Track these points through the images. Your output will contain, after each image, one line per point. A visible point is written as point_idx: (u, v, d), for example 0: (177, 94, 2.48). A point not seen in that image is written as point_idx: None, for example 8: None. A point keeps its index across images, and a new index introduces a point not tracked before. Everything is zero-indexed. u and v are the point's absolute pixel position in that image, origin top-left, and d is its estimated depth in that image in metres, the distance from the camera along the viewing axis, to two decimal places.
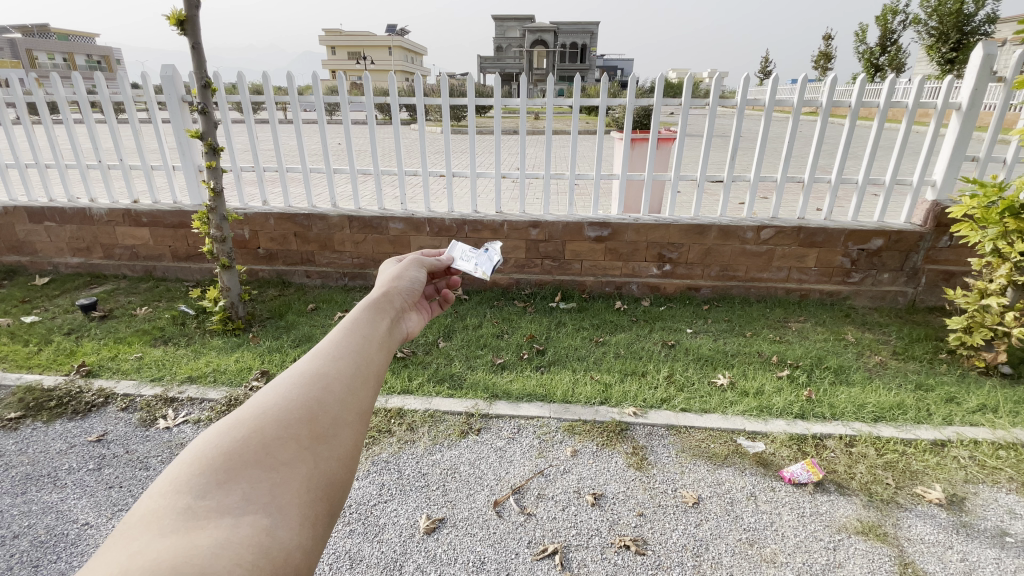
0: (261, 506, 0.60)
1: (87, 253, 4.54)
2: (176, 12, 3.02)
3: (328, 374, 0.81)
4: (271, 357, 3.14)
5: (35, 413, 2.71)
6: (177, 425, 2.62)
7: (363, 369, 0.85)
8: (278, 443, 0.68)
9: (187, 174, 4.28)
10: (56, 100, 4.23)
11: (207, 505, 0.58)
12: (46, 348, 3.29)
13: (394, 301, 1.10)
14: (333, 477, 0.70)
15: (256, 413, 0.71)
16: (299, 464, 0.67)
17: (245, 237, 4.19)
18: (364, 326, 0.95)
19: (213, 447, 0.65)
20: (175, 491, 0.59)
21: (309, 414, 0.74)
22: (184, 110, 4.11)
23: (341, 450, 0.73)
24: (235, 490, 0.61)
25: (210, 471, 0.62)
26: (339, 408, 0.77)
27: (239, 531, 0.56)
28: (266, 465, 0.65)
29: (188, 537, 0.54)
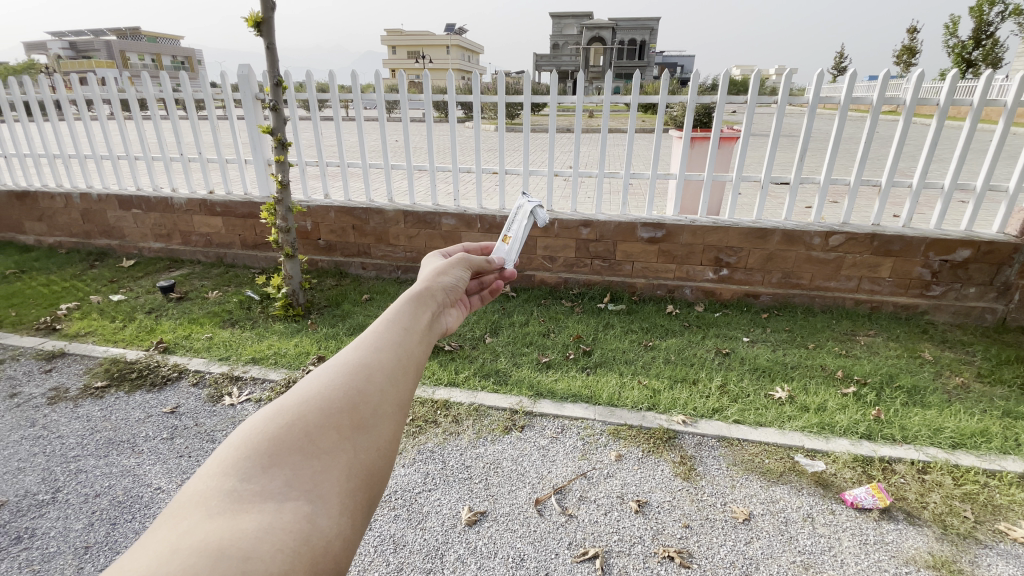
0: (303, 494, 0.57)
1: (167, 239, 4.91)
2: (254, 13, 3.20)
3: (372, 360, 0.76)
4: (327, 344, 3.29)
5: (119, 383, 2.97)
6: (240, 402, 2.79)
7: (406, 357, 0.80)
8: (320, 430, 0.64)
9: (257, 167, 4.54)
10: (145, 97, 4.58)
11: (251, 489, 0.56)
12: (130, 325, 3.60)
13: (438, 295, 1.03)
14: (376, 468, 0.66)
15: (299, 396, 0.67)
16: (341, 452, 0.63)
17: (307, 228, 4.40)
18: (409, 313, 0.89)
19: (258, 429, 0.62)
20: (221, 473, 0.57)
21: (352, 401, 0.69)
22: (257, 106, 4.35)
23: (382, 440, 0.68)
24: (278, 476, 0.58)
25: (255, 455, 0.60)
26: (381, 397, 0.72)
27: (281, 519, 0.54)
28: (308, 451, 0.61)
29: (230, 524, 0.51)
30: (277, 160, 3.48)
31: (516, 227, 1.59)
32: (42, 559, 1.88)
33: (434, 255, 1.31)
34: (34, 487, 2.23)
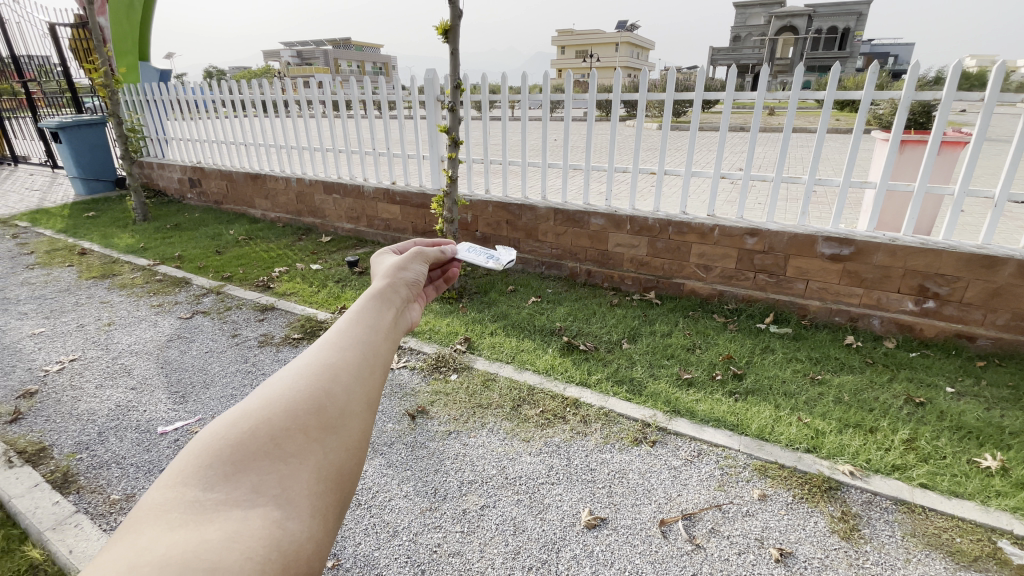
0: (272, 500, 0.54)
1: (355, 220, 5.75)
2: (444, 22, 3.55)
3: (343, 357, 0.73)
4: (473, 327, 3.54)
5: (309, 338, 3.59)
6: (397, 367, 3.16)
7: (381, 348, 0.78)
8: (286, 432, 0.61)
9: (432, 162, 5.04)
10: (351, 99, 5.39)
11: (212, 499, 0.52)
12: (322, 291, 4.31)
13: (408, 283, 1.00)
14: (352, 465, 0.63)
15: (265, 399, 0.65)
16: (313, 452, 0.61)
17: (467, 220, 4.74)
18: (377, 302, 0.88)
19: (219, 434, 0.59)
20: (175, 484, 0.53)
21: (322, 397, 0.66)
22: (437, 107, 4.83)
23: (356, 436, 0.66)
24: (242, 483, 0.54)
25: (218, 461, 0.56)
26: (352, 391, 0.69)
27: (251, 525, 0.50)
28: (276, 454, 0.58)
29: (191, 534, 0.48)
30: (449, 156, 3.83)
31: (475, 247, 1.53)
32: None
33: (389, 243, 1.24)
34: None
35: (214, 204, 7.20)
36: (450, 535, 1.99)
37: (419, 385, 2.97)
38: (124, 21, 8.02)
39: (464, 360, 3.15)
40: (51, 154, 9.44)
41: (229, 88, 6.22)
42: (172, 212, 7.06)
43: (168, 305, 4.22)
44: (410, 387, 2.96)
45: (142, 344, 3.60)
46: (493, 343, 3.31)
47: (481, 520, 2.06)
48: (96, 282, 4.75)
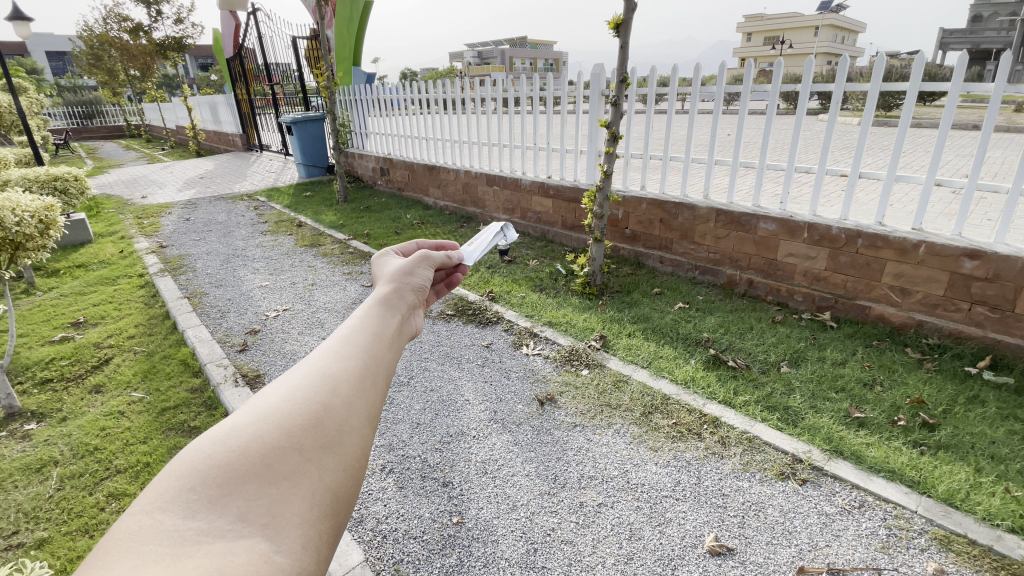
0: (260, 529, 0.54)
1: (510, 211, 6.08)
2: (616, 17, 3.53)
3: (336, 378, 0.74)
4: (611, 326, 3.50)
5: (460, 315, 3.94)
6: (533, 353, 3.30)
7: (372, 369, 0.79)
8: (275, 458, 0.61)
9: (589, 157, 5.06)
10: (520, 95, 5.67)
11: (196, 526, 0.52)
12: (475, 274, 4.67)
13: (408, 297, 1.01)
14: (338, 491, 0.64)
15: (256, 424, 0.64)
16: (301, 479, 0.61)
17: (618, 216, 4.67)
18: (376, 322, 0.89)
19: (204, 456, 0.59)
20: (159, 509, 0.53)
21: (313, 421, 0.67)
22: (601, 101, 4.82)
23: (344, 461, 0.67)
24: (229, 510, 0.54)
25: (205, 485, 0.56)
26: (342, 414, 0.70)
27: (237, 555, 0.50)
28: (266, 479, 0.59)
29: (175, 565, 0.47)
30: (606, 152, 3.81)
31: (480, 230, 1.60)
32: (393, 420, 2.74)
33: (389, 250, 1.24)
34: (400, 370, 3.25)
35: (396, 190, 8.24)
36: (565, 523, 2.04)
37: (552, 374, 3.06)
38: (346, 33, 9.56)
39: (598, 357, 3.15)
40: (285, 144, 11.77)
41: (418, 88, 7.02)
42: (364, 195, 8.27)
43: (354, 274, 4.99)
44: (542, 374, 3.06)
45: (332, 303, 4.34)
46: (630, 345, 3.25)
47: (597, 517, 2.06)
48: (305, 249, 5.83)
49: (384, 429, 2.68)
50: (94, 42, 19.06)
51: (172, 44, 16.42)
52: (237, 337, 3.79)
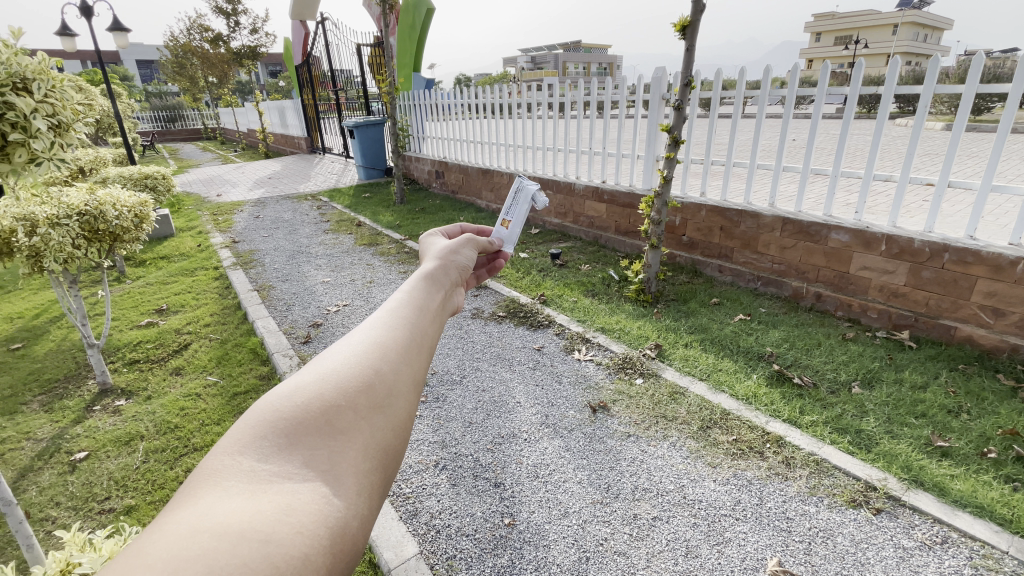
0: (321, 474, 0.54)
1: (563, 215, 6.06)
2: (683, 18, 3.45)
3: (387, 342, 0.73)
4: (667, 335, 3.42)
5: (512, 317, 3.96)
6: (585, 359, 3.27)
7: (419, 338, 0.78)
8: (334, 411, 0.60)
9: (647, 162, 4.97)
10: (577, 99, 5.65)
11: (268, 469, 0.52)
12: (527, 277, 4.69)
13: (451, 275, 1.00)
14: (390, 448, 0.63)
15: (317, 379, 0.64)
16: (357, 433, 0.60)
17: (675, 223, 4.55)
18: (423, 296, 0.88)
19: (270, 406, 0.59)
20: (237, 452, 0.54)
21: (367, 380, 0.66)
22: (662, 105, 4.73)
23: (396, 419, 0.65)
24: (295, 456, 0.54)
25: (273, 432, 0.56)
26: (394, 376, 0.69)
27: (302, 499, 0.50)
28: (326, 430, 0.58)
29: (250, 501, 0.48)
30: (666, 156, 3.73)
31: (515, 210, 1.55)
32: (446, 419, 2.79)
33: (433, 235, 1.24)
34: (453, 368, 3.31)
35: (450, 192, 8.41)
36: (619, 534, 2.01)
37: (605, 381, 3.01)
38: (408, 39, 9.89)
39: (653, 367, 3.08)
40: (347, 146, 12.29)
41: (475, 92, 7.14)
42: (419, 197, 8.49)
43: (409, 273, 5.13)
44: (595, 381, 3.03)
45: None
46: (687, 355, 3.15)
47: (652, 530, 2.01)
48: (364, 248, 6.05)
49: (437, 426, 2.73)
50: (179, 51, 20.62)
51: (247, 52, 17.51)
52: (301, 330, 3.99)
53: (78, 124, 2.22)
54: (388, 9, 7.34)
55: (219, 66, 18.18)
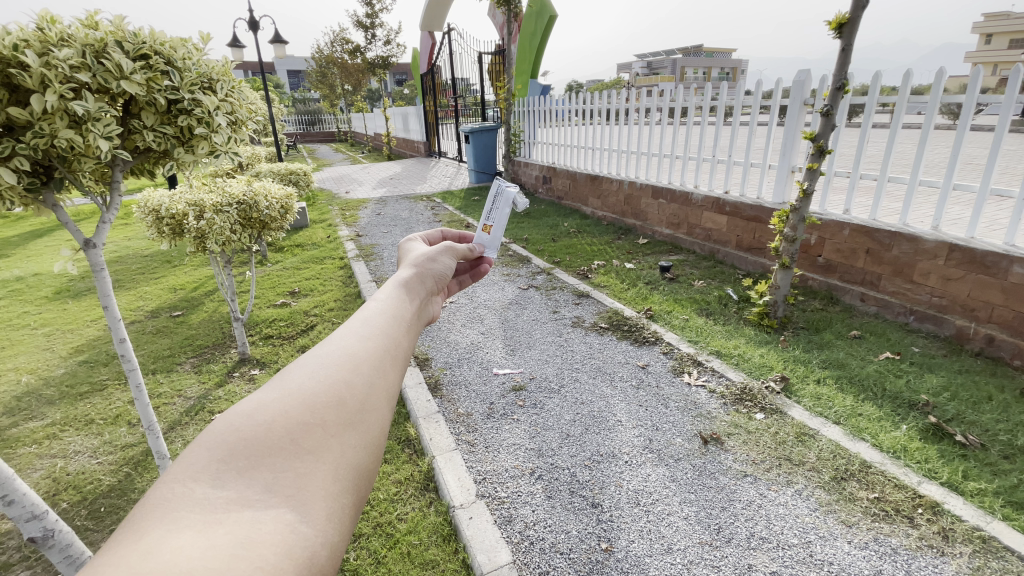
0: (286, 500, 0.48)
1: (676, 227, 5.74)
2: (840, 16, 3.07)
3: (356, 353, 0.68)
4: (794, 367, 3.06)
5: (615, 330, 3.81)
6: (696, 384, 3.03)
7: (393, 350, 0.73)
8: (300, 429, 0.55)
9: (780, 172, 4.53)
10: (703, 104, 5.32)
11: (228, 495, 0.47)
12: (634, 289, 4.50)
13: (426, 285, 1.00)
14: (362, 468, 0.58)
15: (282, 393, 0.59)
16: (325, 453, 0.55)
17: (810, 242, 4.09)
18: (396, 305, 0.85)
19: (231, 425, 0.54)
20: (191, 477, 0.48)
21: (338, 394, 0.61)
22: (802, 112, 4.28)
23: (366, 437, 0.60)
24: (257, 480, 0.49)
25: (232, 455, 0.51)
26: (366, 389, 0.64)
27: (264, 528, 0.45)
28: (294, 451, 0.53)
29: (205, 532, 0.42)
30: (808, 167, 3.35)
31: (495, 213, 1.48)
32: (542, 427, 2.74)
33: (412, 242, 1.22)
34: (552, 376, 3.25)
35: (557, 198, 8.41)
36: None
37: (718, 412, 2.76)
38: (529, 46, 10.08)
39: (776, 402, 2.76)
40: (462, 150, 12.85)
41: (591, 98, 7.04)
42: (526, 201, 8.60)
43: (513, 276, 5.19)
44: (707, 409, 2.79)
45: (492, 301, 4.55)
46: (819, 394, 2.78)
47: None
48: None
49: (534, 433, 2.69)
50: (324, 62, 23.07)
51: (380, 62, 19.08)
52: None
53: (248, 121, 2.50)
54: (513, 16, 7.51)
55: (355, 75, 20.04)
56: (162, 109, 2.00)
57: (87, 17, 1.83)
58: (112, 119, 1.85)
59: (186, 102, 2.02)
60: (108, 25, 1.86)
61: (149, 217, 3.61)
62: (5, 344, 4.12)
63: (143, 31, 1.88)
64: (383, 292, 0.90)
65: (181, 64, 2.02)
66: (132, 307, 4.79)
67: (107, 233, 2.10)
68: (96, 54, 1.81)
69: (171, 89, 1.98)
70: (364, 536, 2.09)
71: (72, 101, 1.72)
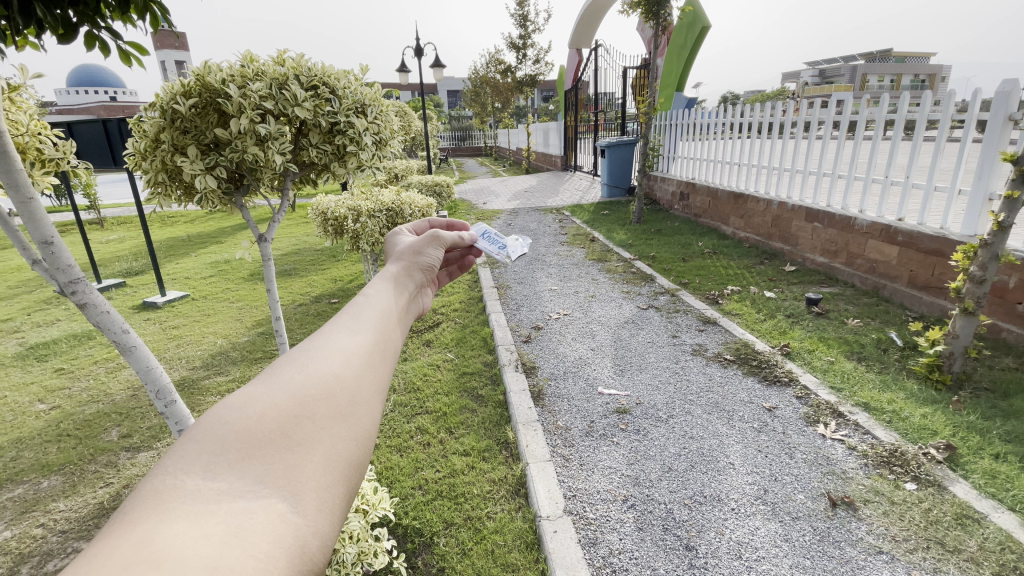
0: (276, 491, 0.56)
1: (833, 255, 5.06)
2: None
3: (344, 351, 0.79)
4: (967, 435, 2.49)
5: (741, 364, 3.49)
6: (832, 438, 2.64)
7: (379, 348, 0.85)
8: (289, 423, 0.64)
9: (973, 200, 3.75)
10: (874, 118, 4.64)
11: (219, 486, 0.54)
12: (769, 321, 4.07)
13: (414, 277, 1.17)
14: (350, 457, 0.67)
15: (272, 391, 0.67)
16: (315, 446, 0.63)
17: (1007, 285, 3.31)
18: (384, 303, 0.98)
19: (224, 421, 0.61)
20: (182, 471, 0.54)
21: (328, 390, 0.71)
22: (1009, 128, 3.50)
23: (355, 429, 0.70)
24: (248, 471, 0.56)
25: (223, 449, 0.58)
26: (354, 387, 0.74)
27: (254, 517, 0.51)
28: (284, 444, 0.61)
29: (198, 520, 0.49)
30: (1006, 195, 2.75)
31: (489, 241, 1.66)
32: (644, 455, 2.63)
33: (400, 236, 1.37)
34: (661, 405, 3.09)
35: (694, 216, 7.96)
36: None
37: (856, 473, 2.37)
38: (676, 59, 9.75)
39: (934, 473, 2.29)
40: (598, 165, 12.85)
41: (738, 111, 6.57)
42: (659, 218, 8.28)
43: (632, 294, 5.05)
44: (842, 468, 2.41)
45: (607, 318, 4.47)
46: (996, 472, 2.24)
47: None
48: (593, 263, 6.22)
49: (633, 460, 2.59)
50: (478, 83, 24.98)
51: (527, 81, 20.05)
52: (524, 329, 4.33)
53: (393, 139, 2.83)
54: (660, 30, 7.33)
55: (505, 93, 21.34)
56: (325, 130, 2.39)
57: (278, 55, 2.28)
58: (287, 137, 2.27)
59: (341, 124, 2.38)
60: (291, 61, 2.30)
61: (319, 218, 4.27)
62: (211, 311, 5.20)
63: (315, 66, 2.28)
64: (374, 288, 1.04)
65: (342, 92, 2.39)
66: (301, 292, 5.71)
67: (275, 230, 2.55)
68: (280, 86, 2.24)
69: (331, 113, 2.36)
70: (454, 525, 2.22)
71: (258, 124, 2.16)
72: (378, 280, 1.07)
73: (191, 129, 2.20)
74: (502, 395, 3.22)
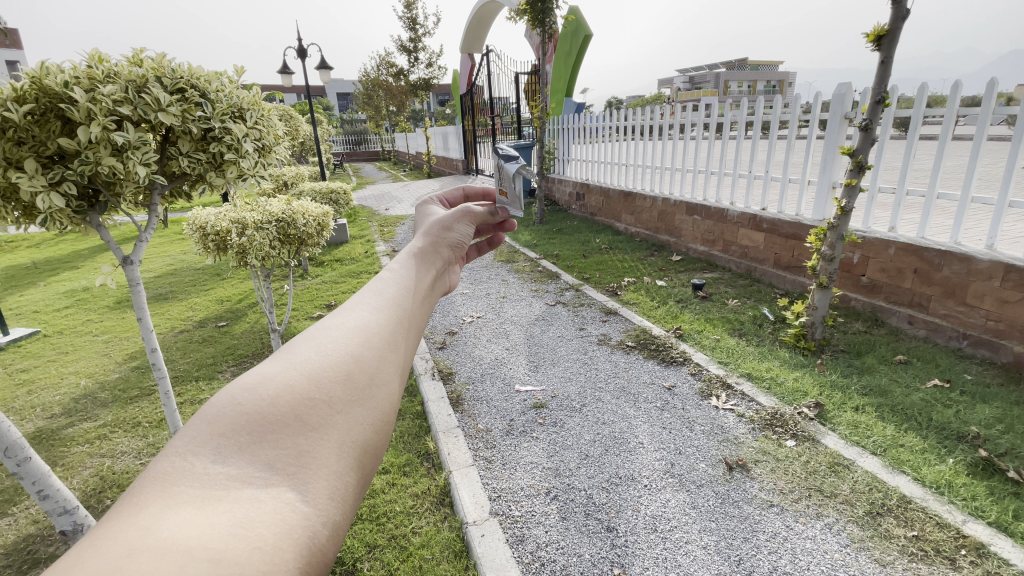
0: (286, 479, 0.52)
1: (711, 244, 5.60)
2: (877, 27, 2.95)
3: (371, 330, 0.75)
4: (831, 393, 2.90)
5: (641, 348, 3.75)
6: (723, 408, 2.93)
7: (403, 328, 0.81)
8: (304, 406, 0.59)
9: (820, 189, 4.37)
10: (738, 119, 5.23)
11: (227, 472, 0.50)
12: (662, 307, 4.40)
13: (441, 254, 1.12)
14: (366, 443, 0.63)
15: (290, 368, 0.63)
16: (331, 429, 0.59)
17: (853, 261, 3.91)
18: (409, 279, 0.94)
19: (238, 401, 0.57)
20: (191, 453, 0.51)
21: (347, 370, 0.66)
22: (844, 126, 4.14)
23: (372, 412, 0.65)
24: (259, 457, 0.53)
25: (235, 431, 0.54)
26: (375, 368, 0.70)
27: (263, 506, 0.48)
28: (297, 428, 0.57)
29: (202, 513, 0.45)
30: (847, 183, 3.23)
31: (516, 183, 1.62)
32: (562, 446, 2.71)
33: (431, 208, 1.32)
34: (575, 395, 3.21)
35: (590, 215, 8.39)
36: None
37: (746, 437, 2.65)
38: (564, 64, 10.20)
39: (809, 429, 2.63)
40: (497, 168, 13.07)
41: (623, 115, 7.03)
42: (559, 218, 8.62)
43: (541, 291, 5.21)
44: (734, 434, 2.69)
45: (518, 317, 4.57)
46: (856, 422, 2.64)
47: None
48: (501, 265, 6.31)
49: (553, 452, 2.67)
50: (370, 86, 24.15)
51: (420, 85, 19.76)
52: (437, 336, 4.27)
53: (278, 145, 2.65)
54: (548, 36, 7.58)
55: (399, 97, 20.79)
56: (196, 137, 2.17)
57: (133, 55, 2.03)
58: (151, 146, 2.02)
59: (216, 130, 2.17)
60: (150, 61, 2.06)
61: (196, 233, 3.84)
62: (70, 348, 4.47)
63: (179, 66, 2.06)
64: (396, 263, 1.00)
65: (214, 96, 2.18)
66: (181, 317, 5.11)
67: (144, 251, 2.24)
68: (139, 90, 2.00)
69: (204, 118, 2.14)
70: (379, 547, 2.13)
71: (113, 132, 1.90)
72: (400, 255, 1.03)
73: (27, 139, 1.88)
74: (421, 405, 3.15)
